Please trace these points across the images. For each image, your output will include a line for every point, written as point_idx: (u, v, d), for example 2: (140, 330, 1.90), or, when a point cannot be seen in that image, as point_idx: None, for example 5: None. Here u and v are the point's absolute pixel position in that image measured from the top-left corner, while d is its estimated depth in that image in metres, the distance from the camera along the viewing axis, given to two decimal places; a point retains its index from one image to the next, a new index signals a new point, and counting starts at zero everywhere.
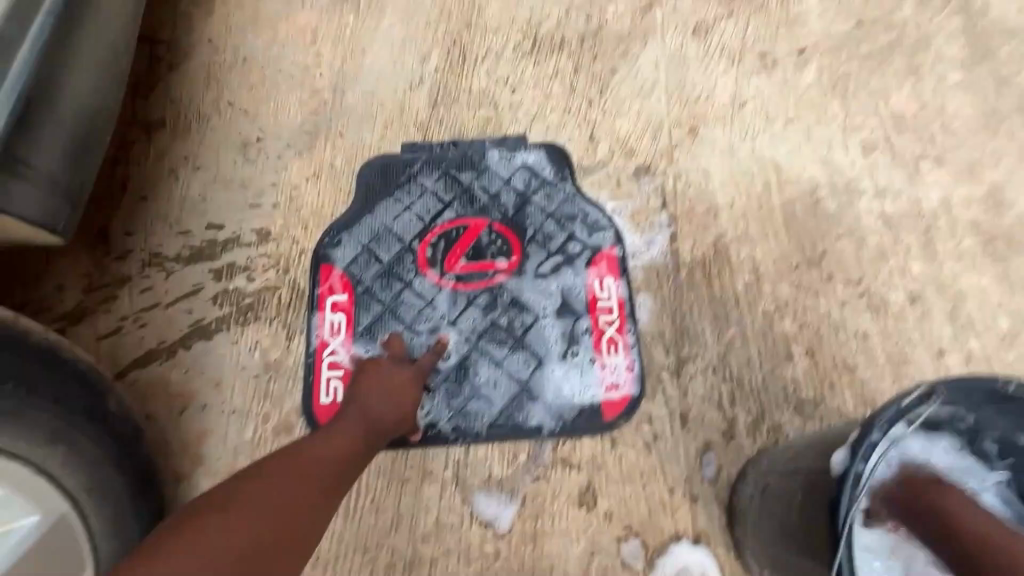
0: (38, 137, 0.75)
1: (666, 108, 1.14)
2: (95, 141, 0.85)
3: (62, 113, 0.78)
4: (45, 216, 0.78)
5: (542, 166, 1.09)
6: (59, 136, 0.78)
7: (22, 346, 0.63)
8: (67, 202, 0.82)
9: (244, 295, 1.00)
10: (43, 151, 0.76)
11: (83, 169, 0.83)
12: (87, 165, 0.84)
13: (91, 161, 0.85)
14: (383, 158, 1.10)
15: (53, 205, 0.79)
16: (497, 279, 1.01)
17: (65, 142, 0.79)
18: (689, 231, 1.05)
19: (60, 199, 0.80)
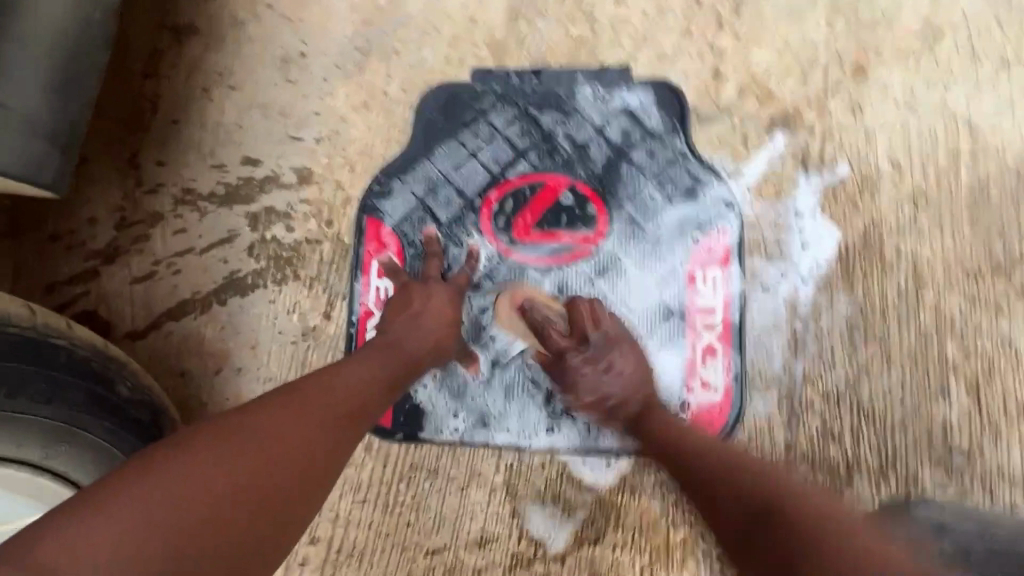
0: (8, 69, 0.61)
1: (824, 36, 0.84)
2: (89, 68, 0.69)
3: (34, 34, 0.62)
4: (35, 169, 0.67)
5: (646, 110, 0.85)
6: (38, 65, 0.63)
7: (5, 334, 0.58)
8: (58, 144, 0.68)
9: (283, 248, 0.88)
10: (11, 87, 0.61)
11: (74, 102, 0.69)
12: (77, 97, 0.69)
13: (83, 91, 0.70)
14: (447, 87, 0.89)
15: (36, 152, 0.66)
16: (576, 254, 0.82)
17: (47, 70, 0.64)
18: (832, 212, 0.80)
19: (44, 143, 0.67)
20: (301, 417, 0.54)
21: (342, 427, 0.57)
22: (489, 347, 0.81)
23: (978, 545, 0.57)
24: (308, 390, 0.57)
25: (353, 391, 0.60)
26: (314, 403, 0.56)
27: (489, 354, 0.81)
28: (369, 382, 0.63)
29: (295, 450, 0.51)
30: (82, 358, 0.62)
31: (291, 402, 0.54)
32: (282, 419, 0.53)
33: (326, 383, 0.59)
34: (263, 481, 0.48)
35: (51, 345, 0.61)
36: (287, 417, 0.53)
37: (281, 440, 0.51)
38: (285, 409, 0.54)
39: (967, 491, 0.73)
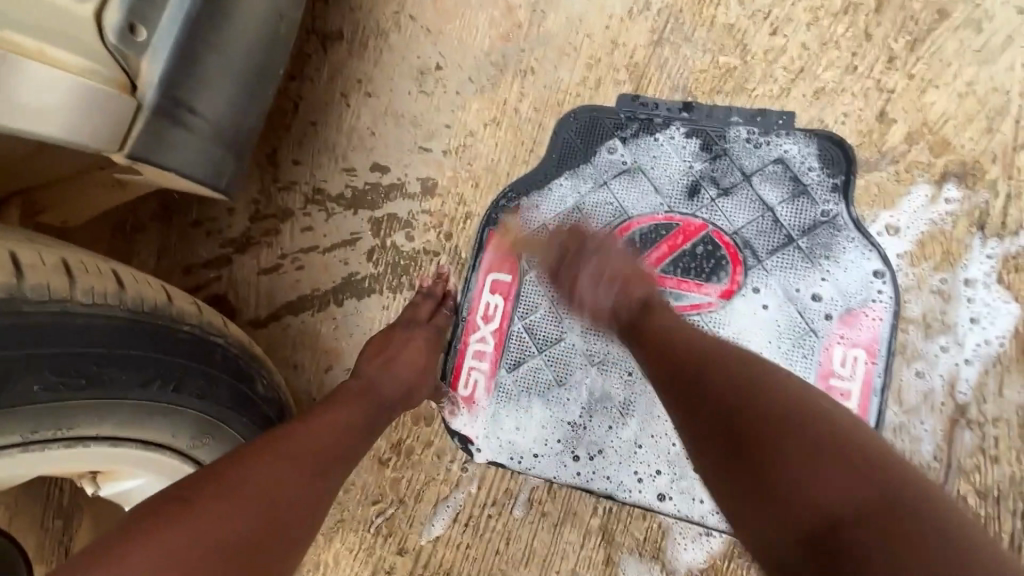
0: (205, 81, 0.65)
1: (1020, 82, 0.74)
2: (267, 77, 0.73)
3: (228, 45, 0.66)
4: (211, 172, 0.71)
5: (805, 164, 0.78)
6: (227, 74, 0.67)
7: (174, 340, 0.62)
8: (229, 150, 0.73)
9: (401, 255, 0.89)
10: (205, 97, 0.66)
11: (252, 112, 0.73)
12: (252, 106, 0.73)
13: (259, 100, 0.73)
14: (589, 111, 0.86)
15: (214, 156, 0.71)
16: (700, 306, 0.78)
17: (234, 79, 0.68)
18: (1013, 283, 0.70)
19: (220, 149, 0.71)
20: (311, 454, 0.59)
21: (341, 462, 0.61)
22: (591, 385, 0.79)
23: None
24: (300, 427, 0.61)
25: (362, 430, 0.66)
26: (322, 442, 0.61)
27: (590, 394, 0.79)
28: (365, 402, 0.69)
29: (331, 444, 0.61)
30: (233, 357, 0.67)
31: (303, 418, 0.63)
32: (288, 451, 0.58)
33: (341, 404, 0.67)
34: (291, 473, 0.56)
35: (212, 345, 0.66)
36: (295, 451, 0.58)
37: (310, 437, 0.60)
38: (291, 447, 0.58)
39: None
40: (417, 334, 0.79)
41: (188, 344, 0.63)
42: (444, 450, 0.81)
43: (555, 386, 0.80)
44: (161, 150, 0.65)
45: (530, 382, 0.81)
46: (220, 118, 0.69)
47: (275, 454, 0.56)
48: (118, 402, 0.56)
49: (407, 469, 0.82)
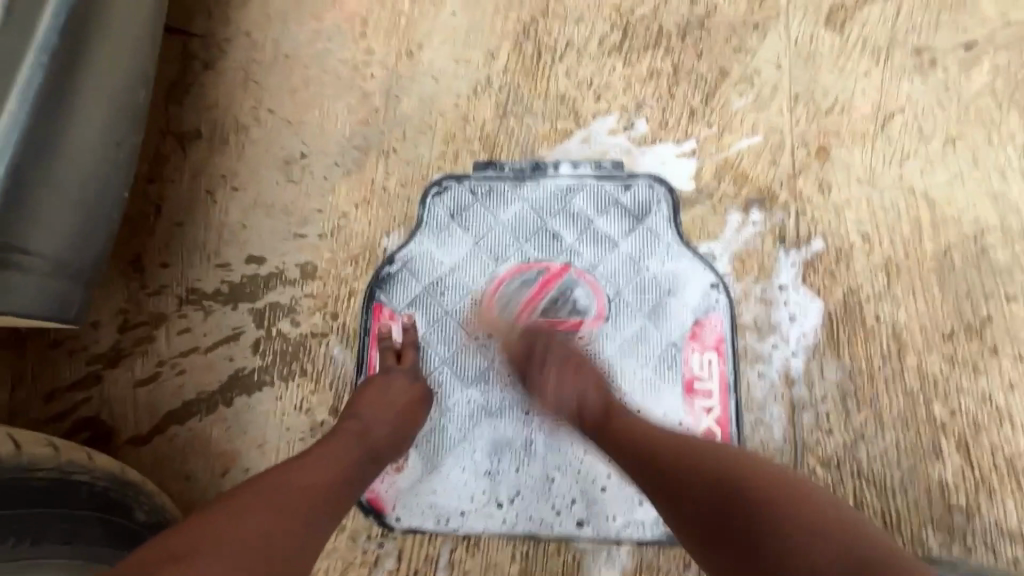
0: (42, 218, 0.65)
1: (789, 122, 0.93)
2: (106, 201, 0.74)
3: (68, 179, 0.67)
4: (57, 303, 0.70)
5: (641, 203, 0.91)
6: (68, 204, 0.68)
7: (36, 489, 0.60)
8: (71, 281, 0.72)
9: (288, 342, 0.89)
10: (47, 235, 0.66)
11: (98, 232, 0.74)
12: (100, 229, 0.75)
13: (107, 224, 0.76)
14: (450, 178, 0.94)
15: (59, 291, 0.70)
16: (577, 339, 0.86)
17: (76, 209, 0.69)
18: (815, 283, 0.85)
19: (66, 282, 0.71)
20: (263, 511, 0.55)
21: (301, 521, 0.56)
22: (491, 432, 0.83)
23: None
24: (267, 478, 0.59)
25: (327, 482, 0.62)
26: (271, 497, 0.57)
27: (493, 440, 0.83)
28: (340, 458, 0.65)
29: (305, 498, 0.59)
30: (102, 489, 0.66)
31: (283, 469, 0.61)
32: (224, 521, 0.53)
33: (309, 461, 0.63)
34: (262, 526, 0.54)
35: (74, 482, 0.63)
36: (243, 512, 0.54)
37: (281, 486, 0.59)
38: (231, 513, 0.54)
39: (971, 548, 0.76)
40: (395, 382, 0.78)
41: (41, 489, 0.61)
42: (357, 531, 0.81)
43: (458, 439, 0.83)
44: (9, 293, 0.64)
45: (435, 441, 0.83)
46: (61, 248, 0.69)
47: (243, 510, 0.55)
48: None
49: (322, 561, 0.80)
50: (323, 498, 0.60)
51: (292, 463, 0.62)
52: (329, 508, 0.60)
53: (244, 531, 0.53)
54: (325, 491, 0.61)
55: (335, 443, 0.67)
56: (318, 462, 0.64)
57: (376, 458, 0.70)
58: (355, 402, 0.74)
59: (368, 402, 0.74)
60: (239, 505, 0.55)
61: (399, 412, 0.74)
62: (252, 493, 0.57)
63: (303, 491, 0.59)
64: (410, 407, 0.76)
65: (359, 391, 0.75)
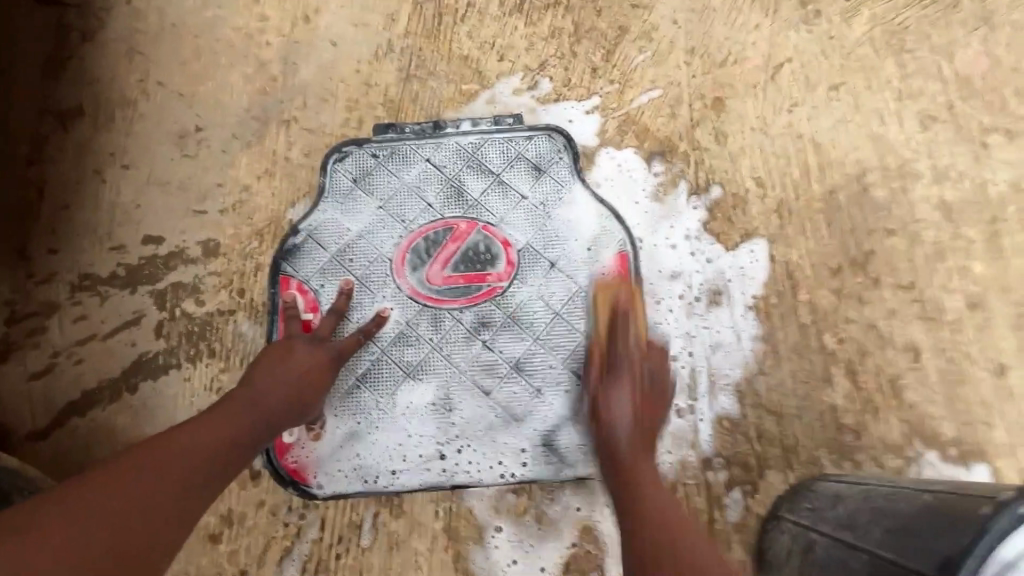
0: None
1: (686, 75, 0.95)
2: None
3: None
4: None
5: (544, 155, 0.92)
6: None
7: None
8: None
9: (194, 321, 0.86)
10: None
11: None
12: None
13: None
14: (350, 145, 0.92)
15: None
16: (490, 293, 0.87)
17: None
18: (714, 229, 0.89)
19: None
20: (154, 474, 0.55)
21: (190, 486, 0.57)
22: (409, 392, 0.84)
23: (858, 499, 0.64)
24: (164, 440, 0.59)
25: (218, 443, 0.62)
26: (161, 463, 0.56)
27: (412, 399, 0.83)
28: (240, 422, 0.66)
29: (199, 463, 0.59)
30: None
31: (183, 432, 0.61)
32: (113, 484, 0.53)
33: (207, 422, 0.64)
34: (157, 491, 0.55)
35: None
36: (124, 478, 0.54)
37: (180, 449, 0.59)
38: (112, 479, 0.53)
39: (860, 463, 0.82)
40: (307, 350, 0.76)
41: None
42: (278, 505, 0.80)
43: (379, 401, 0.83)
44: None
45: (353, 406, 0.83)
46: None
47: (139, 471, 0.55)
48: None
49: (243, 538, 0.79)
50: (219, 465, 0.61)
51: (186, 425, 0.62)
52: (219, 474, 0.61)
53: (143, 488, 0.54)
54: (219, 456, 0.62)
55: (230, 407, 0.67)
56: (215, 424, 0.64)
57: (273, 423, 0.69)
58: (248, 372, 0.73)
59: (269, 367, 0.73)
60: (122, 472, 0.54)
61: (298, 375, 0.73)
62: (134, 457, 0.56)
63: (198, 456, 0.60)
64: (312, 371, 0.75)
65: (258, 359, 0.74)
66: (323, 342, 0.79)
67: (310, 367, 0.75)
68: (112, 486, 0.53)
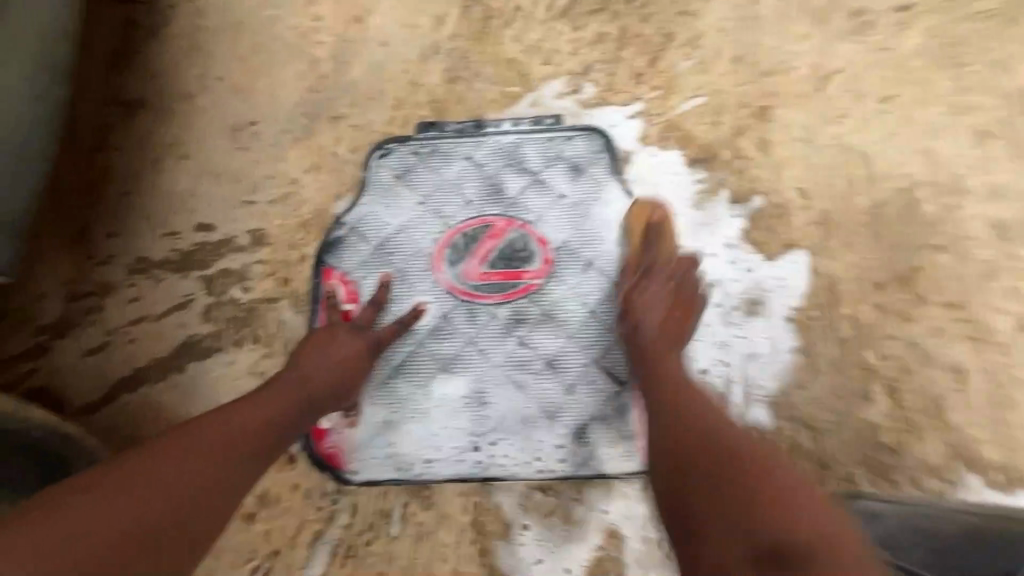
0: None
1: (730, 83, 0.95)
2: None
3: None
4: None
5: (584, 157, 0.93)
6: None
7: None
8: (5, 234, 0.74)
9: (240, 307, 0.89)
10: None
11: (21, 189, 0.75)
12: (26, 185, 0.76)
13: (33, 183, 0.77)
14: (394, 142, 0.95)
15: None
16: (526, 291, 0.88)
17: None
18: (754, 238, 0.88)
19: None
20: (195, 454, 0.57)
21: (231, 467, 0.59)
22: (443, 385, 0.85)
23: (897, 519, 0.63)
24: (206, 422, 0.61)
25: (252, 431, 0.63)
26: (202, 445, 0.58)
27: (446, 391, 0.85)
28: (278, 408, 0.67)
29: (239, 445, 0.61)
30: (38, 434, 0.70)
31: (224, 414, 0.63)
32: (157, 462, 0.55)
33: (247, 406, 0.65)
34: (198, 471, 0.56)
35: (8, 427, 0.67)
36: (166, 457, 0.55)
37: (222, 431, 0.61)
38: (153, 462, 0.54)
39: (897, 484, 0.80)
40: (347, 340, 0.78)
41: None
42: (312, 489, 0.82)
43: (413, 392, 0.85)
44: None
45: (388, 396, 0.85)
46: None
47: (181, 451, 0.56)
48: None
49: (277, 518, 0.82)
50: (257, 447, 0.62)
51: (228, 408, 0.64)
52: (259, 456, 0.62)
53: (185, 467, 0.55)
54: (258, 439, 0.63)
55: (270, 392, 0.68)
56: (254, 408, 0.66)
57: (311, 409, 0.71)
58: (290, 359, 0.75)
59: (310, 355, 0.75)
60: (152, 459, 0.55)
61: (337, 364, 0.75)
62: (169, 442, 0.57)
63: (238, 439, 0.61)
64: (352, 360, 0.77)
65: (301, 346, 0.76)
66: (363, 332, 0.80)
67: (351, 355, 0.77)
68: (156, 464, 0.54)
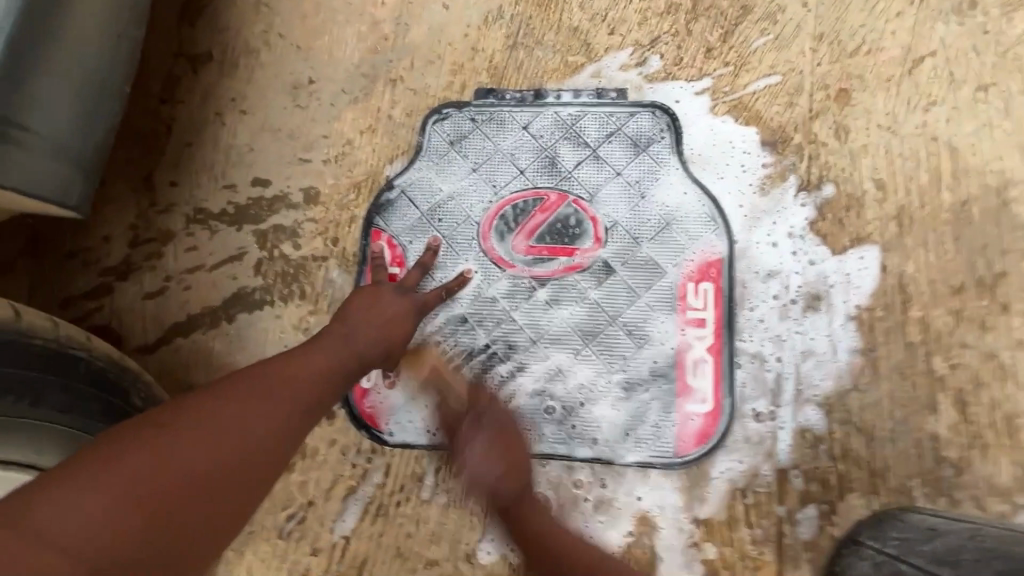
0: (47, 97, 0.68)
1: (810, 63, 0.89)
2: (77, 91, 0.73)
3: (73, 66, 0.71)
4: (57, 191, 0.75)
5: (644, 133, 0.89)
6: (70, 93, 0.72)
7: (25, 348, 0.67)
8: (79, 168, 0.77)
9: (290, 263, 0.91)
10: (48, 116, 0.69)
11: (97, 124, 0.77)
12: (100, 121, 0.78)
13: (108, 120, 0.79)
14: (450, 107, 0.93)
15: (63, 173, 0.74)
16: (574, 267, 0.86)
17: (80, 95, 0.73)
18: (822, 230, 0.83)
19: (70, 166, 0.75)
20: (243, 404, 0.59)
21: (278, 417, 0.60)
22: (484, 355, 0.85)
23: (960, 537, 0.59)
24: (257, 374, 0.63)
25: (296, 386, 0.64)
26: (249, 395, 0.60)
27: (486, 361, 0.84)
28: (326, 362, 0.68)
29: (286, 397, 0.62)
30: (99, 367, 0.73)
31: (274, 367, 0.65)
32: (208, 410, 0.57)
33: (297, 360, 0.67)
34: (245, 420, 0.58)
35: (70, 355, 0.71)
36: (218, 405, 0.58)
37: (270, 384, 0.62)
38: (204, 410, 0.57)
39: (957, 502, 0.74)
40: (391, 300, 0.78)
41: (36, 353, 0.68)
42: (348, 446, 0.84)
43: (452, 360, 0.85)
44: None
45: (428, 363, 0.85)
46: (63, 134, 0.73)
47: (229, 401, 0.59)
48: None
49: (313, 470, 0.84)
50: (304, 400, 0.64)
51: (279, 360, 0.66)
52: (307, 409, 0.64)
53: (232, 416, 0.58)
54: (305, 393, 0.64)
55: (319, 347, 0.70)
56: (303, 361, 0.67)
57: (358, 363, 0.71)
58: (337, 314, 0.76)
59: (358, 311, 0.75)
60: (184, 420, 0.56)
61: (383, 322, 0.76)
62: (215, 393, 0.59)
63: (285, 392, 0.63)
64: (398, 320, 0.77)
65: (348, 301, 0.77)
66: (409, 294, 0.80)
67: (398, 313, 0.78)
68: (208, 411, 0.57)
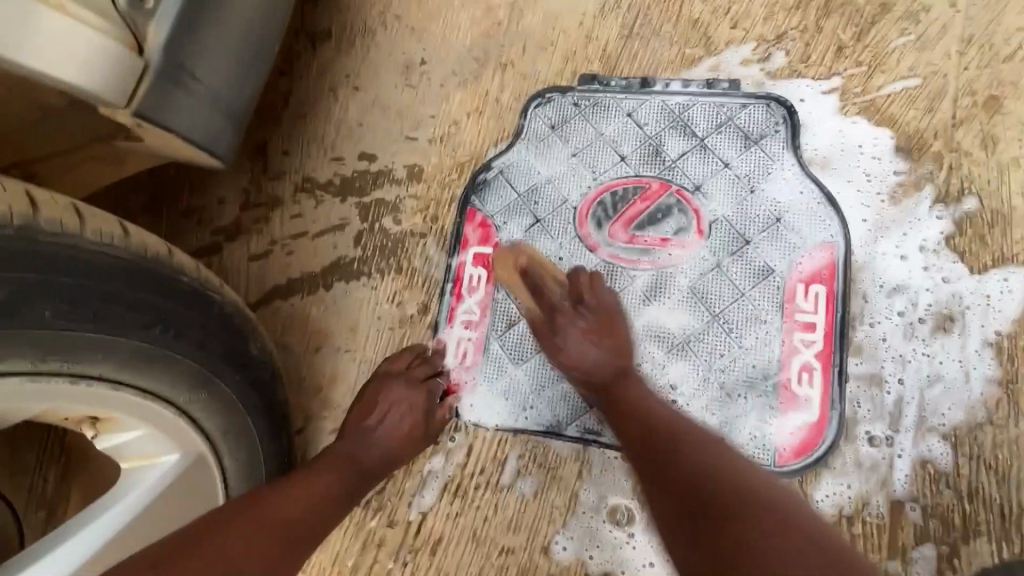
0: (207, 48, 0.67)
1: (956, 66, 0.82)
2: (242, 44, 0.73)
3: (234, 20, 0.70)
4: (210, 141, 0.74)
5: (758, 127, 0.85)
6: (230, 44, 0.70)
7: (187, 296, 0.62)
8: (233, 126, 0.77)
9: (389, 237, 0.92)
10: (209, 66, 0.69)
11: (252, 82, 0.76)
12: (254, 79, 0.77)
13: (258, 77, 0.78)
14: (557, 93, 0.92)
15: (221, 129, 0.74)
16: (673, 260, 0.83)
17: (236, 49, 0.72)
18: (959, 245, 0.76)
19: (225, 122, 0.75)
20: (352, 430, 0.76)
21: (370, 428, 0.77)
22: None
23: None
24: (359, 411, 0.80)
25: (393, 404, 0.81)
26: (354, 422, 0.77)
27: None
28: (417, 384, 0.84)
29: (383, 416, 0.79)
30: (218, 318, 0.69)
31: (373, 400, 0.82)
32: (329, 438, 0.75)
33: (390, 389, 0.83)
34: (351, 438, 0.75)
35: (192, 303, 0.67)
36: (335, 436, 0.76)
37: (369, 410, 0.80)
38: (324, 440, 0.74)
39: None
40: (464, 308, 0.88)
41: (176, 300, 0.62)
42: None
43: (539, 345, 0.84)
44: (165, 110, 0.66)
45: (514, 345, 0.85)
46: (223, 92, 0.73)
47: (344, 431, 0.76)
48: (118, 347, 0.55)
49: None
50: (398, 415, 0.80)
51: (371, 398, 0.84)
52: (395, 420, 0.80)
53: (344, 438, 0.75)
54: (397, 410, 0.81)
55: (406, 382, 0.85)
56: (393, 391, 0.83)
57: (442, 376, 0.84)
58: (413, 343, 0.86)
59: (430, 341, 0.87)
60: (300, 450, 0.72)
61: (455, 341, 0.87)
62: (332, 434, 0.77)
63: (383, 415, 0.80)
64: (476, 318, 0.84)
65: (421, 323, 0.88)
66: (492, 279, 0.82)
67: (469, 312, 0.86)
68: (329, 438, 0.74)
